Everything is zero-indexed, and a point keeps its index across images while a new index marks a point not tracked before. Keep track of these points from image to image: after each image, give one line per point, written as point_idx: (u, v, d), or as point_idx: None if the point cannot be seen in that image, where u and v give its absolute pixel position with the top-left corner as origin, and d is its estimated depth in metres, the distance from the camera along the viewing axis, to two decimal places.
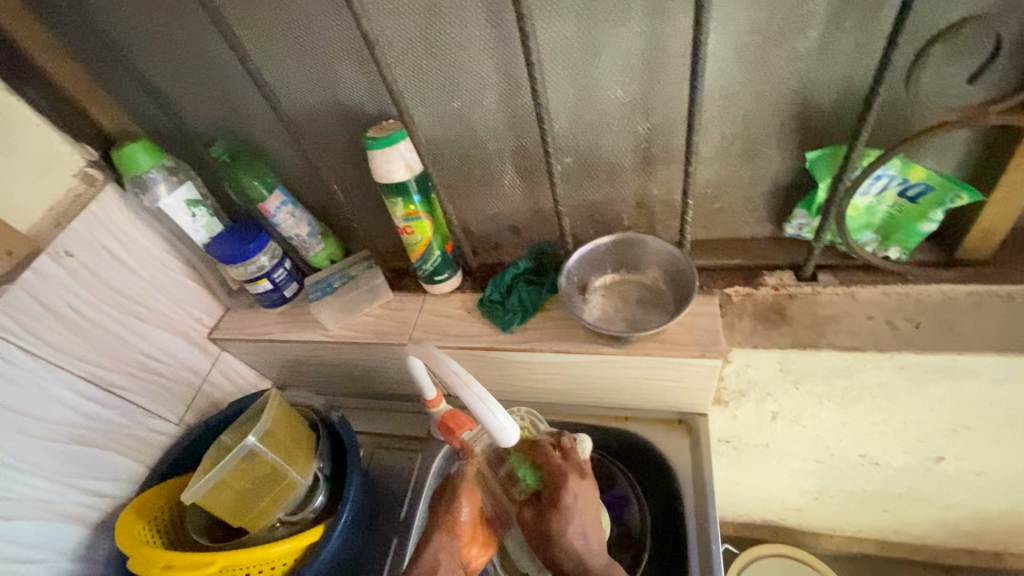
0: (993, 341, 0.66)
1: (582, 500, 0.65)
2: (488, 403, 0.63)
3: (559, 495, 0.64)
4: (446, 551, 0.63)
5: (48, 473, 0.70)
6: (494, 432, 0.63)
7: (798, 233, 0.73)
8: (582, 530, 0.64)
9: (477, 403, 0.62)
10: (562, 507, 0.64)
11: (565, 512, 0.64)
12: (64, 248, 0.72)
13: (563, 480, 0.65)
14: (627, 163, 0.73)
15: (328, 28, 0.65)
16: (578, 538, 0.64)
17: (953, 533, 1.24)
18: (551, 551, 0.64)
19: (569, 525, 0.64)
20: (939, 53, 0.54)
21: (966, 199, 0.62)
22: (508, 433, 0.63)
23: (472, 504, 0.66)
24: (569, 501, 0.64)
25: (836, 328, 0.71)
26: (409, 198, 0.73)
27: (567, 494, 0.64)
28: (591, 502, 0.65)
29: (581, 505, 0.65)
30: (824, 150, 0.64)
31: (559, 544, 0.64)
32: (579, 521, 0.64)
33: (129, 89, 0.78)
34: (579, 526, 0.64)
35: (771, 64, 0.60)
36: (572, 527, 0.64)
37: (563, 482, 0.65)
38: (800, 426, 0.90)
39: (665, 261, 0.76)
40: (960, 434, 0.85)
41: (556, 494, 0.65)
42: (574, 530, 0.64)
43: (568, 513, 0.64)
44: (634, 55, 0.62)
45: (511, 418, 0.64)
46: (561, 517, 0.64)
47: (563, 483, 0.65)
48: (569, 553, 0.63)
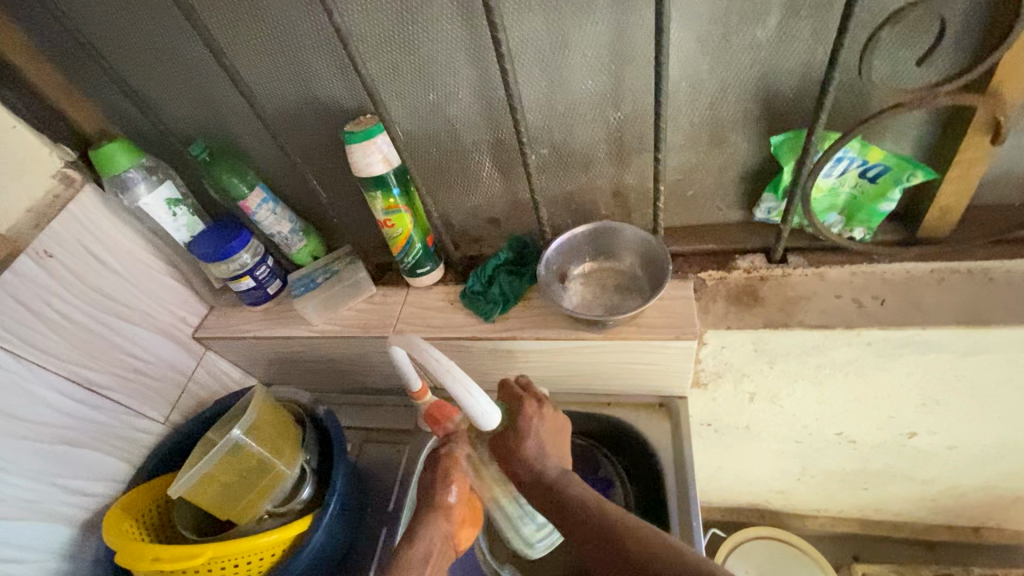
0: (953, 315, 0.69)
1: (545, 423, 0.70)
2: (470, 389, 0.64)
3: (524, 412, 0.70)
4: (441, 535, 0.66)
5: (34, 473, 0.71)
6: (476, 417, 0.65)
7: (767, 217, 0.76)
8: (543, 446, 0.68)
9: (460, 391, 0.64)
10: (525, 428, 0.69)
11: (529, 425, 0.69)
12: (44, 248, 0.72)
13: (521, 410, 0.70)
14: (601, 153, 0.75)
15: (301, 24, 0.66)
16: (536, 452, 0.68)
17: (932, 509, 1.27)
18: (513, 464, 0.68)
19: (530, 442, 0.68)
20: (890, 38, 0.57)
21: (921, 176, 0.65)
22: (489, 418, 0.65)
23: (460, 488, 0.69)
24: (533, 420, 0.69)
25: (806, 307, 0.74)
26: (388, 191, 0.75)
27: (530, 417, 0.69)
28: (552, 429, 0.71)
29: (546, 425, 0.70)
30: (787, 135, 0.67)
31: (524, 459, 0.67)
32: (541, 437, 0.69)
33: (105, 90, 0.78)
34: (541, 445, 0.68)
35: (734, 51, 0.62)
36: (535, 440, 0.68)
37: (520, 409, 0.70)
38: (777, 407, 0.92)
39: (640, 248, 0.78)
40: (930, 408, 0.88)
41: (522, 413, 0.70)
42: (536, 447, 0.68)
43: (532, 429, 0.68)
44: (601, 46, 0.64)
45: (492, 402, 0.66)
46: (527, 431, 0.68)
47: (522, 408, 0.70)
48: (533, 468, 0.67)
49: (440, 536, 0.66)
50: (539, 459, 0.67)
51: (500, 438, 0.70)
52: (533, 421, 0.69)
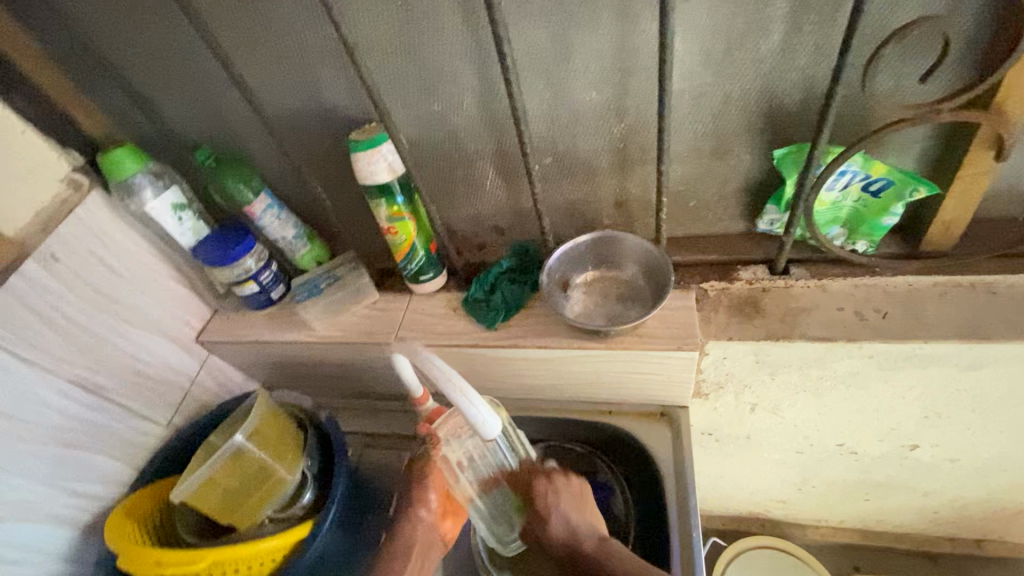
0: (955, 328, 0.69)
1: (563, 491, 0.71)
2: (470, 396, 0.64)
3: (543, 493, 0.70)
4: (422, 525, 0.73)
5: (38, 475, 0.71)
6: (477, 426, 0.64)
7: (770, 228, 0.76)
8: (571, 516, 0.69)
9: (460, 398, 0.63)
10: (546, 510, 0.70)
11: (549, 501, 0.70)
12: (51, 252, 0.73)
13: (535, 496, 0.71)
14: (604, 163, 0.75)
15: (308, 33, 0.66)
16: (562, 524, 0.69)
17: (934, 520, 1.27)
18: (545, 539, 0.71)
19: (553, 518, 0.70)
20: (893, 53, 0.57)
21: (924, 192, 0.65)
22: (490, 428, 0.64)
23: (438, 485, 0.74)
24: (552, 495, 0.70)
25: (807, 319, 0.74)
26: (393, 199, 0.75)
27: (549, 496, 0.70)
28: (577, 492, 0.71)
29: (566, 495, 0.70)
30: (789, 148, 0.67)
31: (554, 531, 0.70)
32: (564, 505, 0.70)
33: (113, 95, 0.79)
34: (566, 516, 0.69)
35: (737, 64, 0.62)
36: (559, 518, 0.69)
37: (535, 490, 0.71)
38: (778, 417, 0.92)
39: (643, 257, 0.79)
40: (932, 421, 0.88)
41: (540, 492, 0.71)
42: (563, 520, 0.69)
43: (555, 511, 0.69)
44: (605, 58, 0.64)
45: (494, 412, 0.65)
46: (549, 511, 0.69)
47: (537, 487, 0.71)
48: (564, 544, 0.69)
49: (422, 526, 0.73)
50: (567, 535, 0.69)
51: (529, 514, 0.72)
52: (551, 496, 0.70)
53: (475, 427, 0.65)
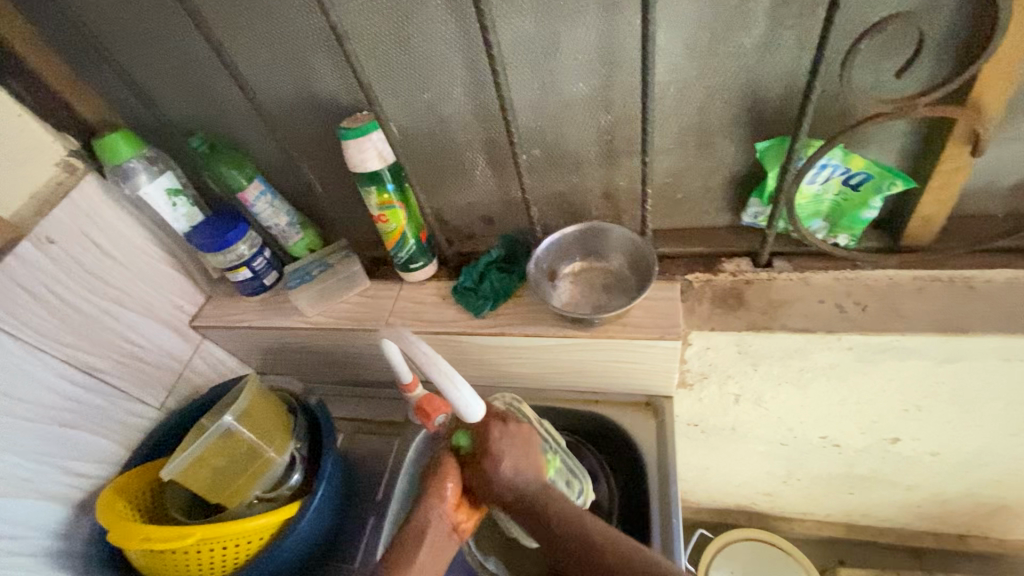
0: (932, 322, 0.70)
1: (509, 439, 0.66)
2: (454, 380, 0.65)
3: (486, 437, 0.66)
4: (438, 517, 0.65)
5: (32, 453, 0.73)
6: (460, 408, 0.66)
7: (754, 221, 0.78)
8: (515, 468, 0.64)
9: (445, 382, 0.65)
10: (496, 458, 0.65)
11: (497, 453, 0.65)
12: (45, 235, 0.74)
13: (482, 455, 0.65)
14: (592, 154, 0.76)
15: (299, 21, 0.67)
16: (511, 473, 0.65)
17: (917, 515, 1.28)
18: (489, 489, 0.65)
19: (504, 463, 0.65)
20: (871, 49, 0.58)
21: (901, 186, 0.66)
22: (473, 410, 0.66)
23: (456, 479, 0.67)
24: (499, 444, 0.66)
25: (789, 311, 0.75)
26: (383, 186, 0.76)
27: (499, 448, 0.66)
28: (524, 440, 0.67)
29: (511, 450, 0.66)
30: (771, 141, 0.68)
31: (496, 473, 0.65)
32: (513, 458, 0.65)
33: (108, 81, 0.80)
34: (513, 463, 0.65)
35: (720, 58, 0.63)
36: (508, 460, 0.65)
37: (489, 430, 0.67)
38: (762, 409, 0.94)
39: (629, 248, 0.80)
40: (912, 414, 0.89)
41: (496, 440, 0.66)
42: (512, 467, 0.65)
43: (504, 449, 0.65)
44: (592, 50, 0.65)
45: (476, 396, 0.67)
46: (498, 453, 0.65)
47: (488, 432, 0.66)
48: (511, 487, 0.64)
49: (442, 516, 0.66)
50: (513, 480, 0.64)
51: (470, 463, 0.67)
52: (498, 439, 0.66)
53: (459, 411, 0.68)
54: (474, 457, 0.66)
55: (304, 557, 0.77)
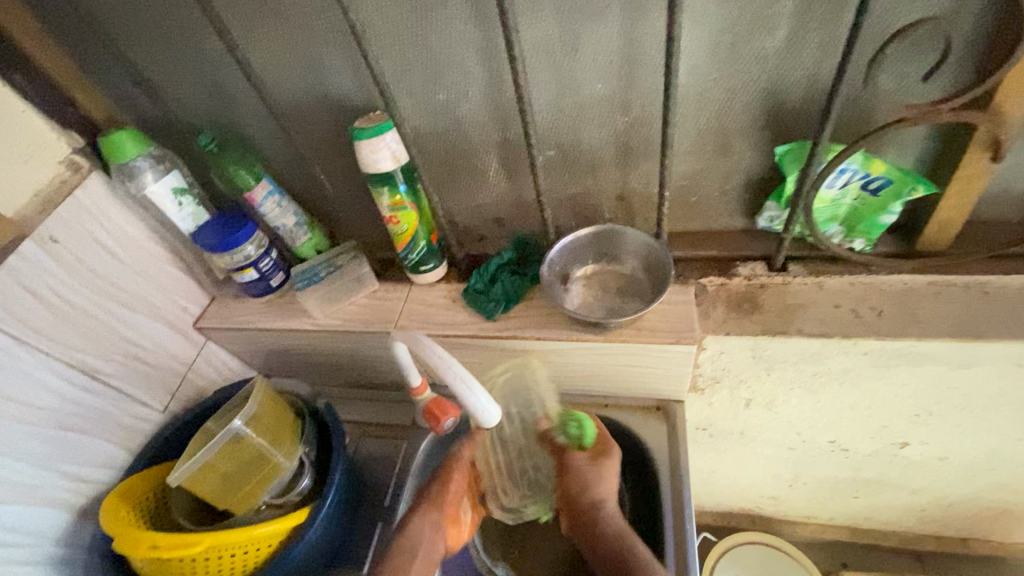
0: (948, 327, 0.70)
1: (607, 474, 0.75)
2: (471, 384, 0.66)
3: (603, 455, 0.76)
4: (431, 523, 0.72)
5: (35, 457, 0.71)
6: (476, 413, 0.67)
7: (769, 225, 0.77)
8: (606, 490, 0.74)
9: (461, 385, 0.66)
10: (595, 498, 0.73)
11: (599, 471, 0.74)
12: (49, 234, 0.72)
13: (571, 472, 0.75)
14: (607, 156, 0.76)
15: (315, 19, 0.66)
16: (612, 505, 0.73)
17: (920, 519, 1.29)
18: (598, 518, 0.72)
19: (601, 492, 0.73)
20: (896, 53, 0.58)
21: (922, 191, 0.66)
22: (489, 414, 0.67)
23: (458, 486, 0.76)
24: (597, 468, 0.75)
25: (804, 315, 0.75)
26: (395, 188, 0.75)
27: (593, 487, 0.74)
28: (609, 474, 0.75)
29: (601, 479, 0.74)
30: (791, 145, 0.68)
31: (583, 484, 0.74)
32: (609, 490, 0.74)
33: (116, 77, 0.78)
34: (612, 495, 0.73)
35: (742, 61, 0.63)
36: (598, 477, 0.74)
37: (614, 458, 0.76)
38: (772, 413, 0.94)
39: (644, 252, 0.79)
40: (923, 419, 0.89)
41: (597, 457, 0.76)
42: (606, 484, 0.74)
43: (594, 470, 0.74)
44: (612, 51, 0.65)
45: (493, 400, 0.67)
46: (591, 472, 0.74)
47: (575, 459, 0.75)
48: (585, 498, 0.73)
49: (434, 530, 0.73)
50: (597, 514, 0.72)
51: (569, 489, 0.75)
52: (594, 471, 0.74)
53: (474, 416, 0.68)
54: (572, 472, 0.75)
55: (313, 564, 0.76)
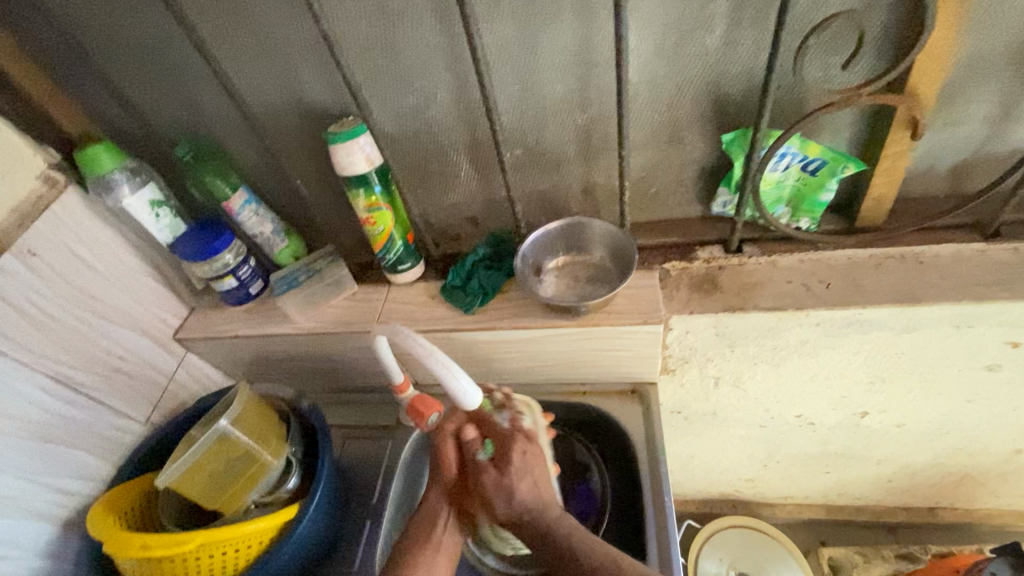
0: (889, 295, 0.76)
1: (534, 461, 0.71)
2: (453, 370, 0.70)
3: (507, 472, 0.70)
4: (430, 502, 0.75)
5: (16, 470, 0.71)
6: (459, 398, 0.71)
7: (724, 210, 0.83)
8: (530, 490, 0.70)
9: (444, 371, 0.70)
10: (496, 489, 0.70)
11: (514, 476, 0.70)
12: (27, 248, 0.73)
13: (524, 492, 0.70)
14: (570, 152, 0.81)
15: (288, 30, 0.70)
16: (525, 491, 0.70)
17: (889, 490, 1.35)
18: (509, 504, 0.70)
19: (519, 486, 0.70)
20: (819, 45, 0.64)
21: (853, 169, 0.72)
22: (471, 397, 0.71)
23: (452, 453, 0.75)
24: (508, 479, 0.69)
25: (760, 292, 0.80)
26: (370, 189, 0.79)
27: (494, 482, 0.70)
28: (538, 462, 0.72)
29: (523, 471, 0.70)
30: (736, 132, 0.74)
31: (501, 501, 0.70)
32: (529, 479, 0.70)
33: (91, 94, 0.80)
34: (528, 486, 0.70)
35: (686, 58, 0.69)
36: (501, 494, 0.70)
37: (508, 448, 0.71)
38: (741, 391, 0.99)
39: (610, 241, 0.84)
40: (878, 387, 0.95)
41: (505, 463, 0.70)
42: (524, 485, 0.70)
43: (497, 490, 0.70)
44: (568, 53, 0.70)
45: (474, 384, 0.72)
46: (507, 487, 0.69)
47: (524, 496, 0.69)
48: (523, 510, 0.70)
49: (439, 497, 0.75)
50: (523, 502, 0.70)
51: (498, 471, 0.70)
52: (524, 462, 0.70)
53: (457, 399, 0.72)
54: (483, 488, 0.71)
55: (305, 559, 0.77)
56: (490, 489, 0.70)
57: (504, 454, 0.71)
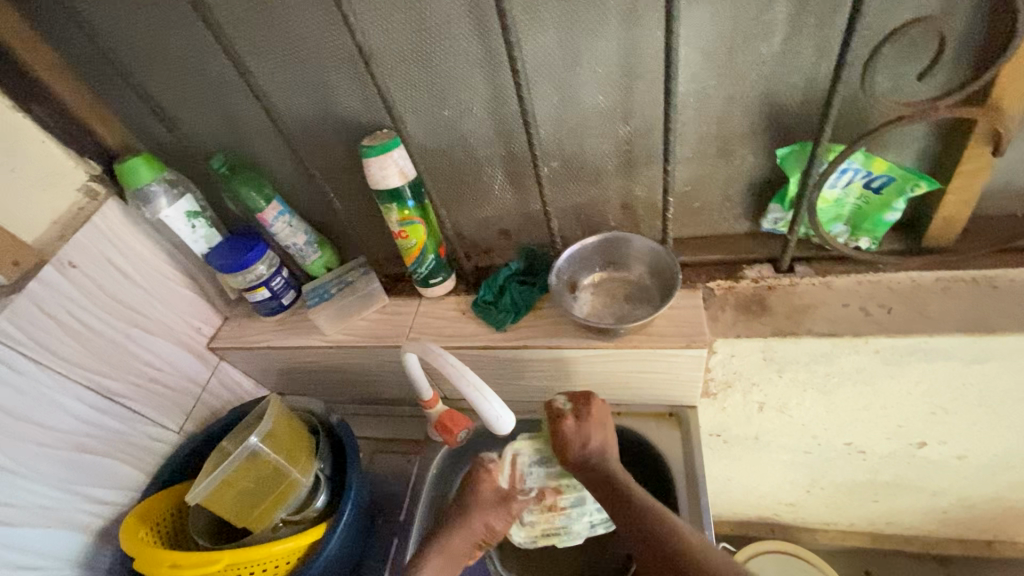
0: (959, 322, 0.70)
1: (603, 419, 0.73)
2: (485, 394, 0.68)
3: (584, 421, 0.72)
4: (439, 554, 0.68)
5: (53, 479, 0.72)
6: (491, 420, 0.69)
7: (774, 227, 0.78)
8: (603, 443, 0.72)
9: (475, 393, 0.68)
10: (582, 440, 0.71)
11: (591, 427, 0.72)
12: (67, 259, 0.74)
13: (596, 436, 0.72)
14: (610, 165, 0.77)
15: (322, 41, 0.68)
16: (597, 440, 0.71)
17: (943, 522, 1.26)
18: (588, 445, 0.71)
19: (592, 438, 0.71)
20: (890, 54, 0.59)
21: (924, 187, 0.67)
22: (503, 421, 0.69)
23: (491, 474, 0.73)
24: (586, 428, 0.71)
25: (814, 315, 0.75)
26: (404, 203, 0.77)
27: (579, 432, 0.71)
28: (603, 417, 0.73)
29: (597, 428, 0.72)
30: (793, 146, 0.69)
31: (579, 453, 0.71)
32: (599, 432, 0.72)
33: (131, 107, 0.81)
34: (600, 441, 0.71)
35: (739, 67, 0.64)
36: (577, 439, 0.71)
37: (588, 403, 0.73)
38: (786, 417, 0.93)
39: (650, 258, 0.80)
40: (939, 417, 0.88)
41: (585, 414, 0.72)
42: (597, 440, 0.71)
43: (575, 435, 0.71)
44: (612, 63, 0.66)
45: (506, 407, 0.69)
46: (583, 433, 0.71)
47: (592, 437, 0.71)
48: (592, 458, 0.71)
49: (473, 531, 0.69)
50: (598, 447, 0.71)
51: (580, 412, 0.73)
52: (594, 419, 0.72)
53: (489, 423, 0.70)
54: (562, 436, 0.72)
55: None
56: (574, 429, 0.71)
57: (585, 403, 0.73)
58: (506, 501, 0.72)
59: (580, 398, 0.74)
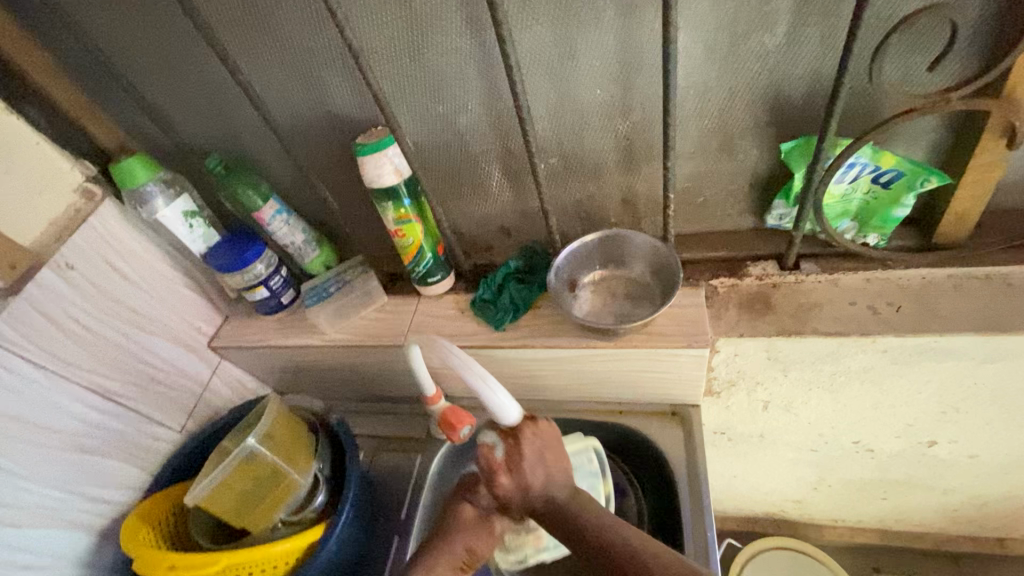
0: (972, 321, 0.68)
1: (547, 444, 0.62)
2: (490, 382, 0.61)
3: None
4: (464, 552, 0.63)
5: (55, 480, 0.72)
6: (498, 414, 0.62)
7: (779, 223, 0.76)
8: (549, 476, 0.61)
9: (478, 379, 0.61)
10: (528, 478, 0.61)
11: (527, 470, 0.60)
12: (64, 261, 0.74)
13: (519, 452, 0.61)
14: (609, 160, 0.75)
15: (312, 37, 0.67)
16: (540, 473, 0.61)
17: (954, 519, 1.24)
18: (525, 495, 0.61)
19: (528, 474, 0.61)
20: (900, 43, 0.57)
21: (936, 182, 0.64)
22: (510, 412, 0.61)
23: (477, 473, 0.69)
24: (524, 461, 0.60)
25: (820, 314, 0.73)
26: (399, 202, 0.76)
27: (518, 473, 0.60)
28: (555, 439, 0.63)
29: (549, 453, 0.62)
30: (797, 141, 0.67)
31: (521, 499, 0.61)
32: (538, 461, 0.61)
33: (125, 106, 0.80)
34: (540, 472, 0.61)
35: (742, 58, 0.62)
36: (518, 492, 0.61)
37: (520, 429, 0.62)
38: (792, 415, 0.91)
39: (651, 255, 0.78)
40: (950, 416, 0.86)
41: (517, 455, 0.61)
42: (541, 477, 0.61)
43: (514, 490, 0.61)
44: (609, 56, 0.65)
45: (513, 397, 0.62)
46: (523, 483, 0.61)
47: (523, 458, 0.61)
48: (538, 501, 0.61)
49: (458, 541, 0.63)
50: (541, 488, 0.61)
51: (512, 454, 0.61)
52: (530, 452, 0.61)
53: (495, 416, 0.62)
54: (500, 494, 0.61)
55: None
56: (501, 464, 0.61)
57: (523, 431, 0.62)
58: (487, 519, 0.64)
59: (520, 422, 0.62)
